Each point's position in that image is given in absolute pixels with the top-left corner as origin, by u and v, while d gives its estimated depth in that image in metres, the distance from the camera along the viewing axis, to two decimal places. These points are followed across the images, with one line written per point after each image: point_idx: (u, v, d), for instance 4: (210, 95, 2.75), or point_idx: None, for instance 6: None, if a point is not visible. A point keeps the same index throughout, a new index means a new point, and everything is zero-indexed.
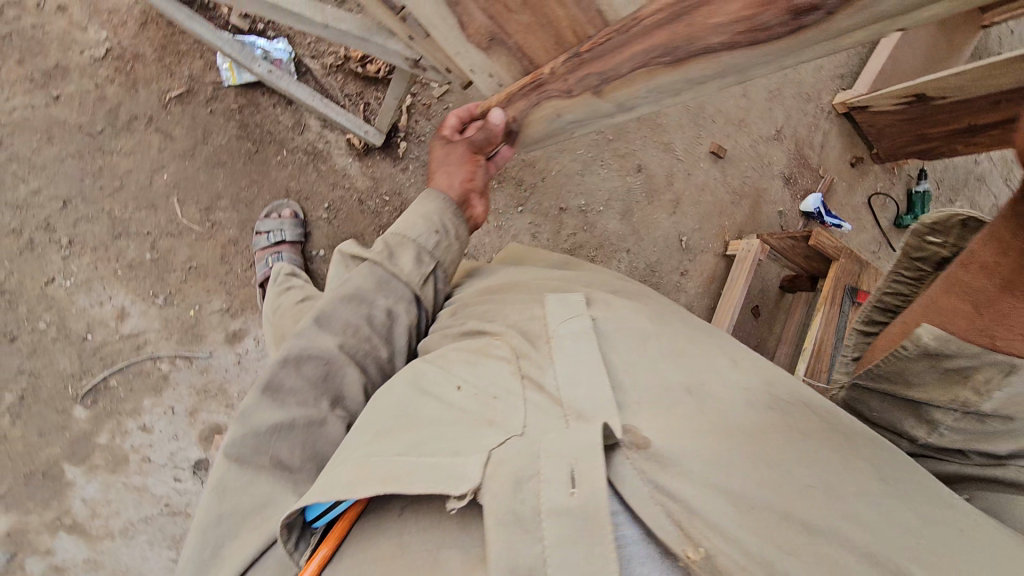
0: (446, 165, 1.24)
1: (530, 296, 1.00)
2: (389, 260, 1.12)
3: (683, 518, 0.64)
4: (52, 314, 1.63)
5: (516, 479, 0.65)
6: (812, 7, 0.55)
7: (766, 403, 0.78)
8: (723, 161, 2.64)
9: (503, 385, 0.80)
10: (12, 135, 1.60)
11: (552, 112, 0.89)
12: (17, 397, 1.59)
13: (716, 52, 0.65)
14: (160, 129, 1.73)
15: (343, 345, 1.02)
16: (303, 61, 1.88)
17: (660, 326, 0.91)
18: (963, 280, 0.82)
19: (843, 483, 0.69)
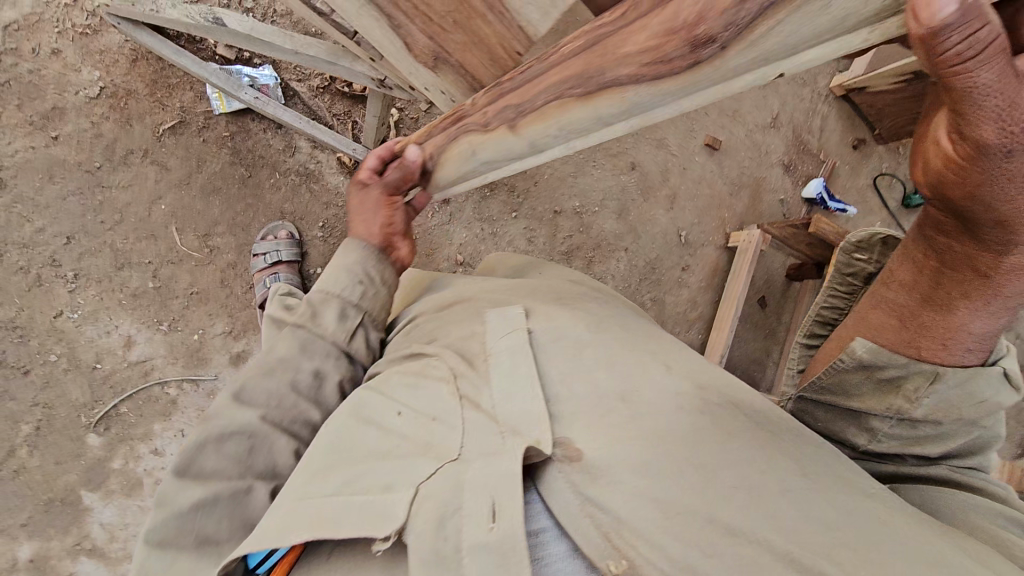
0: (361, 210, 1.11)
1: (468, 310, 0.97)
2: (313, 319, 1.00)
3: (613, 533, 0.64)
4: (62, 347, 1.69)
5: (438, 519, 0.65)
6: (708, 39, 0.59)
7: (699, 407, 0.77)
8: (719, 153, 2.62)
9: (442, 404, 0.79)
10: (14, 177, 1.66)
11: (467, 147, 0.87)
12: (33, 428, 1.65)
13: (624, 85, 0.67)
14: (156, 162, 1.78)
15: (265, 416, 0.91)
16: (290, 85, 1.93)
17: (597, 333, 0.89)
18: (889, 297, 0.94)
19: (768, 482, 0.68)
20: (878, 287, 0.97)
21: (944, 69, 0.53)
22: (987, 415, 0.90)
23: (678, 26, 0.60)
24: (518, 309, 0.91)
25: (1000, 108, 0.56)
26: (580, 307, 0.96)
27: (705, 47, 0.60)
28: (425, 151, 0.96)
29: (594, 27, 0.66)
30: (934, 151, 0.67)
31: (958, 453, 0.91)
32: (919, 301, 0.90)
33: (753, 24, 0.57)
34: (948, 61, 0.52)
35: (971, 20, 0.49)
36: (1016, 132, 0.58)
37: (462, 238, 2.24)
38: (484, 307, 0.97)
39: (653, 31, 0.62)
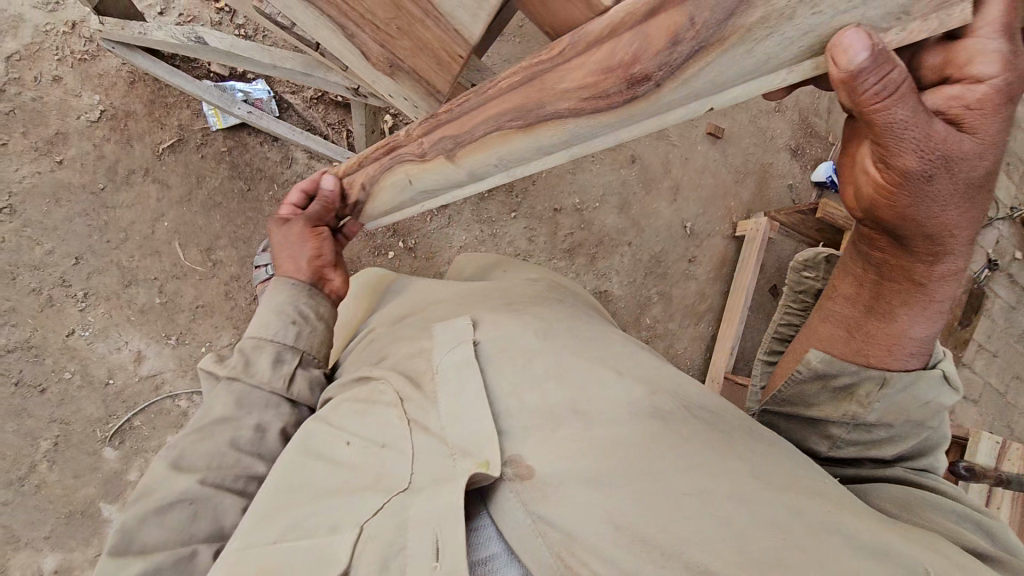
0: (286, 249, 1.09)
1: (415, 325, 1.00)
2: (247, 370, 0.94)
3: (563, 551, 0.67)
4: (76, 364, 1.74)
5: (381, 562, 0.67)
6: (643, 78, 0.64)
7: (648, 413, 0.81)
8: (722, 141, 2.57)
9: (391, 430, 0.81)
10: (23, 202, 1.71)
11: (402, 176, 0.93)
12: (52, 443, 1.70)
13: (563, 117, 0.72)
14: (157, 180, 1.83)
15: (205, 479, 0.83)
16: (284, 98, 1.95)
17: (545, 341, 0.90)
18: (834, 311, 0.95)
19: (717, 486, 0.71)
20: (827, 300, 0.97)
21: (866, 107, 0.59)
22: (933, 416, 0.90)
23: (614, 64, 0.65)
24: (466, 321, 0.94)
25: (918, 139, 0.61)
26: (531, 313, 0.97)
27: (641, 84, 0.65)
28: (358, 181, 1.02)
29: (532, 65, 0.71)
30: (864, 178, 0.71)
31: (911, 454, 0.91)
32: (863, 312, 0.90)
33: (685, 66, 0.62)
34: (867, 100, 0.58)
35: (881, 64, 0.56)
36: (934, 159, 0.63)
37: (462, 241, 2.24)
38: (432, 321, 0.99)
39: (591, 68, 0.67)
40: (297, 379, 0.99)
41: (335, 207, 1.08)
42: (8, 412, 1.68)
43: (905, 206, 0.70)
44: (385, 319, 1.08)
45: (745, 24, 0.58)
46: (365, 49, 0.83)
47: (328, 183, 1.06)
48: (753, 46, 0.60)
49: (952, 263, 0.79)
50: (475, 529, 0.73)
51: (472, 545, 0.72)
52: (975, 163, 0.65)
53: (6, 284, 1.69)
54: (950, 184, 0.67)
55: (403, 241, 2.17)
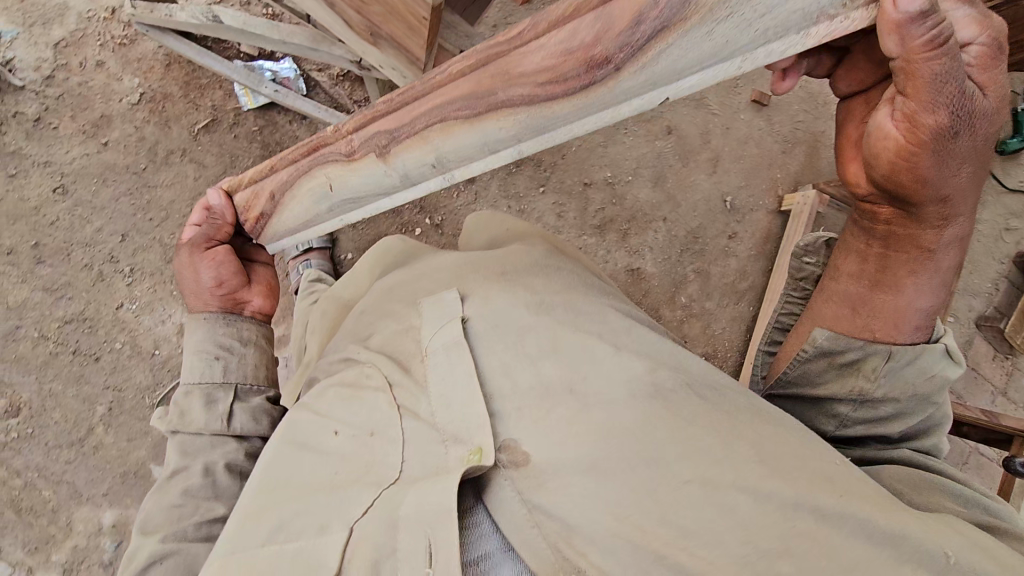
0: (187, 278, 1.08)
1: (404, 300, 0.98)
2: (183, 417, 0.99)
3: (563, 545, 0.67)
4: (125, 336, 1.86)
5: (373, 566, 0.69)
6: (604, 60, 0.68)
7: (648, 392, 0.76)
8: (768, 109, 2.42)
9: (379, 417, 0.81)
10: (75, 183, 1.86)
11: (322, 181, 0.93)
12: (107, 408, 1.83)
13: (514, 105, 0.75)
14: (194, 159, 1.91)
15: (166, 538, 0.89)
16: (312, 75, 1.98)
17: (540, 316, 0.86)
18: (839, 289, 0.98)
19: (721, 475, 0.68)
20: (835, 282, 0.99)
21: (917, 56, 0.63)
22: (937, 389, 0.91)
23: (574, 46, 0.69)
24: (454, 294, 0.92)
25: (955, 94, 0.66)
26: (523, 285, 0.93)
27: (600, 66, 0.69)
28: (266, 190, 0.98)
29: (490, 52, 0.74)
30: (885, 143, 0.74)
31: (915, 433, 0.92)
32: (868, 288, 0.94)
33: (645, 47, 0.67)
34: (919, 48, 0.62)
35: (932, 15, 0.60)
36: (961, 116, 0.68)
37: None
38: (421, 294, 0.97)
39: (549, 51, 0.70)
40: (236, 415, 1.03)
41: (227, 225, 1.06)
42: (68, 377, 1.82)
43: (927, 166, 0.74)
44: (376, 295, 1.07)
45: (707, 4, 0.64)
46: (347, 17, 1.06)
47: (215, 200, 1.03)
48: (711, 27, 0.66)
49: (958, 227, 0.86)
50: (471, 525, 0.72)
51: (467, 544, 0.70)
52: (988, 122, 0.72)
53: (63, 260, 1.84)
54: (969, 143, 0.73)
55: (431, 218, 2.18)
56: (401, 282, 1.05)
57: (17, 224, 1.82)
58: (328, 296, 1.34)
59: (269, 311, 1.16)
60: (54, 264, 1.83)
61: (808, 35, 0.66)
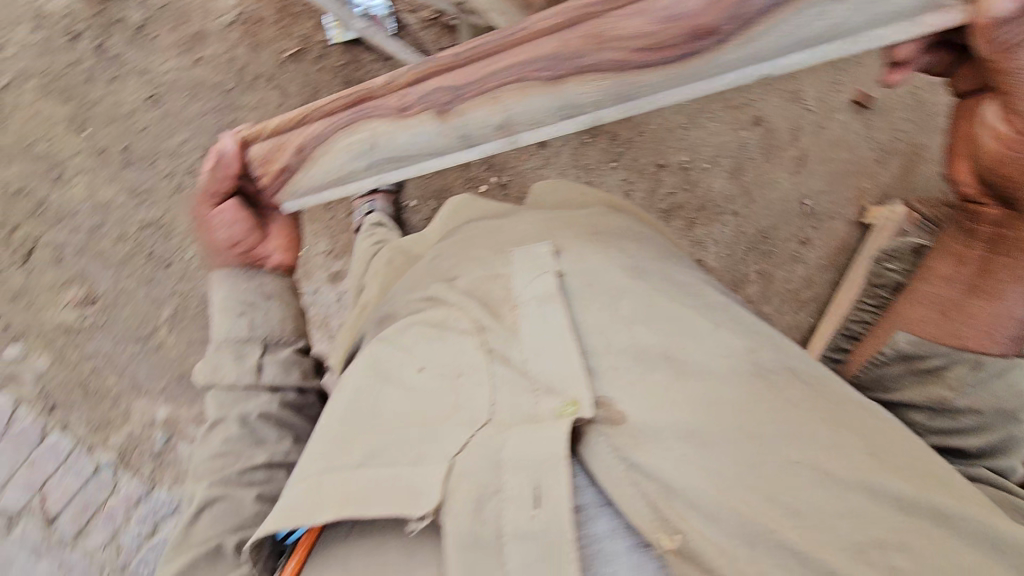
0: (206, 232, 1.07)
1: (492, 247, 1.04)
2: (214, 373, 1.06)
3: (660, 502, 0.70)
4: (195, 248, 1.95)
5: (476, 502, 0.71)
6: (710, 31, 0.70)
7: (750, 373, 0.83)
8: (870, 112, 2.25)
9: (467, 360, 0.87)
10: (166, 94, 1.93)
11: (366, 135, 0.89)
12: (172, 311, 1.95)
13: (603, 69, 0.75)
14: (278, 86, 1.95)
15: (213, 484, 0.98)
16: (403, 18, 1.97)
17: (633, 281, 0.95)
18: (932, 291, 1.06)
19: (832, 460, 0.74)
20: (925, 284, 1.08)
21: (996, 56, 0.67)
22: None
23: (680, 15, 0.70)
24: (546, 248, 0.98)
25: None
26: (616, 247, 1.02)
27: (703, 38, 0.71)
28: (294, 143, 0.94)
29: (584, 12, 0.74)
30: (986, 145, 0.85)
31: (996, 450, 1.00)
32: (964, 291, 1.02)
33: (753, 24, 0.69)
34: (1003, 49, 0.66)
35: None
36: None
37: None
38: (508, 244, 1.03)
39: (652, 18, 0.71)
40: (265, 368, 1.07)
41: (232, 177, 1.01)
42: (141, 279, 1.94)
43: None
44: (450, 240, 1.14)
45: None
46: None
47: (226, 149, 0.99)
48: (827, 7, 0.68)
49: None
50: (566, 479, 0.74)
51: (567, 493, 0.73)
52: None
53: (148, 167, 1.93)
54: None
55: (497, 176, 2.16)
56: (479, 230, 1.10)
57: (111, 126, 1.91)
58: (396, 246, 1.35)
59: (287, 261, 1.13)
60: (140, 169, 1.93)
61: (919, 23, 0.67)
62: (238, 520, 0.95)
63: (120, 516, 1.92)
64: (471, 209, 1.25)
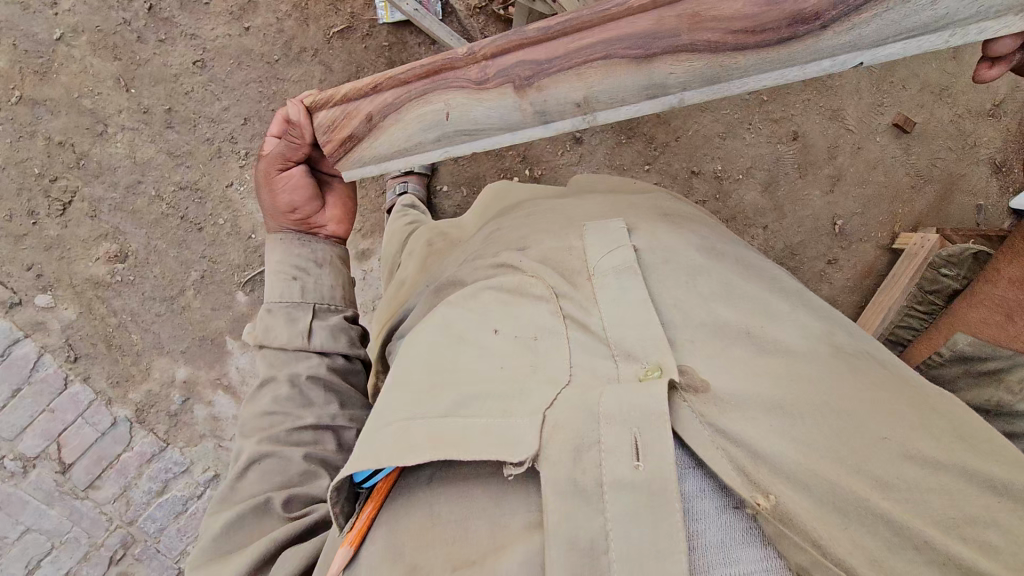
0: (264, 192, 1.11)
1: (560, 222, 0.98)
2: (265, 335, 1.09)
3: (750, 469, 0.64)
4: (228, 214, 1.98)
5: (574, 451, 0.64)
6: (814, 16, 0.72)
7: (829, 353, 0.78)
8: (909, 136, 2.21)
9: (544, 323, 0.80)
10: (213, 60, 1.95)
11: (440, 107, 0.89)
12: (199, 275, 1.97)
13: (696, 50, 0.76)
14: (323, 62, 1.97)
15: (260, 442, 1.00)
16: (450, 2, 1.96)
17: (710, 261, 0.89)
18: (998, 295, 1.27)
19: (920, 439, 0.68)
20: (993, 285, 1.29)
21: None
22: None
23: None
24: (621, 224, 0.92)
25: None
26: (690, 230, 0.95)
27: (807, 23, 0.72)
28: (363, 111, 0.94)
29: None
30: None
31: None
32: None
33: (857, 11, 0.71)
34: None
35: None
36: None
37: None
38: (578, 220, 0.98)
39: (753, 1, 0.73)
40: (315, 333, 1.10)
41: (304, 148, 1.05)
42: (172, 240, 1.96)
43: None
44: (519, 215, 1.09)
45: None
46: None
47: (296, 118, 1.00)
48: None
49: None
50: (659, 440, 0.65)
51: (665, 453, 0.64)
52: None
53: (189, 129, 1.95)
54: None
55: (530, 169, 2.17)
56: (545, 210, 1.05)
57: (157, 87, 1.94)
58: (435, 228, 1.40)
59: (338, 231, 1.19)
60: (181, 132, 1.95)
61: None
62: (284, 478, 0.97)
63: (132, 471, 1.95)
64: (517, 193, 1.26)
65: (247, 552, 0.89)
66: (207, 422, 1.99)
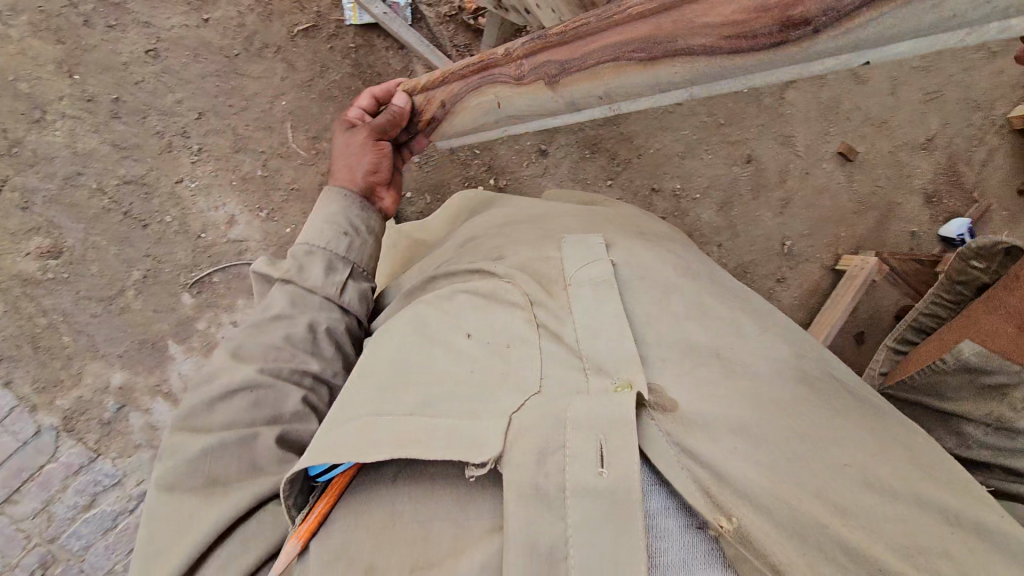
0: (350, 154, 1.17)
1: (539, 234, 0.98)
2: (298, 273, 1.05)
3: (713, 488, 0.63)
4: (176, 211, 1.88)
5: (539, 451, 0.63)
6: (803, 21, 0.65)
7: (794, 377, 0.78)
8: (852, 164, 2.35)
9: (516, 332, 0.79)
10: (168, 50, 1.87)
11: (492, 99, 1.07)
12: (142, 275, 1.86)
13: (693, 53, 0.76)
14: (285, 59, 1.92)
15: (261, 369, 0.92)
16: (419, 9, 1.96)
17: (687, 279, 0.90)
18: (1013, 302, 1.04)
19: (877, 468, 0.67)
20: (1011, 290, 1.06)
21: None
22: None
23: (771, 4, 0.67)
24: (600, 239, 0.91)
25: None
26: (666, 246, 0.99)
27: (796, 27, 0.66)
28: (441, 100, 1.16)
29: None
30: None
31: None
32: None
33: (853, 14, 0.63)
34: None
35: None
36: None
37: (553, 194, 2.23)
38: (559, 232, 0.98)
39: (744, 4, 0.69)
40: (347, 290, 1.08)
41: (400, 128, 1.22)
42: (113, 236, 1.85)
43: None
44: (495, 226, 1.07)
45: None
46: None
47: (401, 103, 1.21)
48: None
49: None
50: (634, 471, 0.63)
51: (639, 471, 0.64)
52: None
53: (137, 121, 1.86)
54: None
55: (495, 179, 2.19)
56: (522, 220, 1.06)
57: (104, 74, 1.84)
58: (398, 230, 1.37)
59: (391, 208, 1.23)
60: (129, 123, 1.85)
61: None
62: (277, 414, 0.90)
63: (57, 484, 1.81)
64: (495, 202, 1.23)
65: (233, 498, 0.80)
66: (144, 432, 1.85)
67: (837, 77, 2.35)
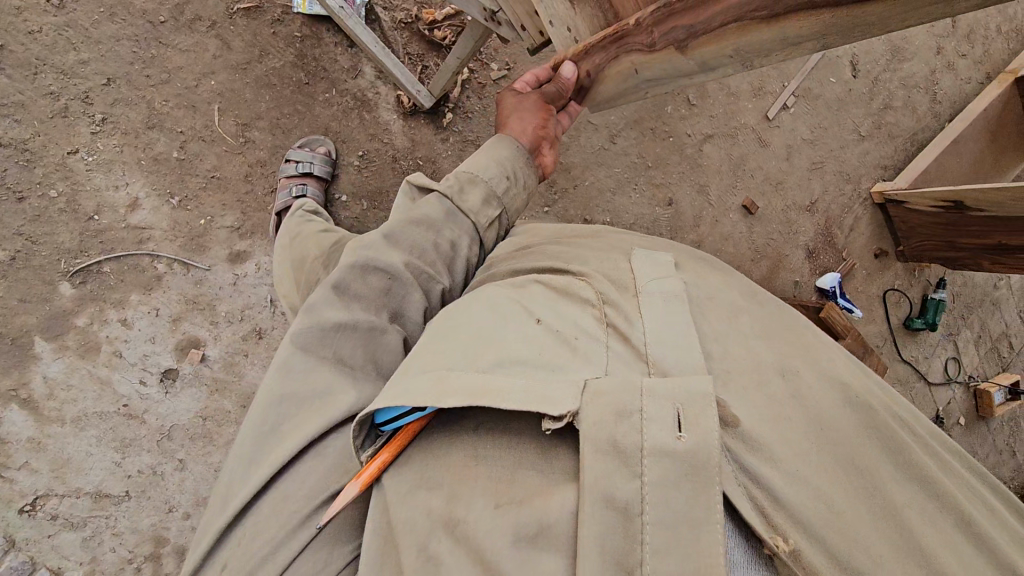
0: (520, 110, 1.17)
1: (613, 250, 0.97)
2: (457, 194, 1.10)
3: (770, 509, 0.65)
4: (64, 186, 1.62)
5: (617, 415, 0.63)
6: None
7: (861, 406, 0.78)
8: (754, 218, 2.59)
9: (588, 327, 0.78)
10: (76, 2, 1.64)
11: (630, 67, 1.01)
12: (9, 256, 1.57)
13: (818, 8, 0.72)
14: (220, 36, 1.76)
15: (408, 263, 1.01)
16: (375, 10, 1.90)
17: (746, 301, 0.92)
18: None
19: (918, 499, 0.72)
20: None
21: None
22: None
23: None
24: (670, 260, 0.92)
25: None
26: (722, 272, 1.01)
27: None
28: (583, 69, 1.09)
29: None
30: None
31: None
32: None
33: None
34: None
35: None
36: None
37: None
38: (626, 250, 0.97)
39: None
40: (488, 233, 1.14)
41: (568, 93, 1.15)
42: None
43: None
44: (549, 241, 1.08)
45: None
46: None
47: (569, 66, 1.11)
48: None
49: None
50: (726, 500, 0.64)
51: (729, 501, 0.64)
52: None
53: (25, 77, 1.60)
54: None
55: None
56: (587, 241, 1.04)
57: None
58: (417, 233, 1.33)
59: (552, 166, 1.24)
60: (14, 78, 1.59)
61: None
62: (396, 318, 0.98)
63: None
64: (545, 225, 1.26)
65: (359, 387, 0.89)
66: None
67: (745, 137, 2.55)
